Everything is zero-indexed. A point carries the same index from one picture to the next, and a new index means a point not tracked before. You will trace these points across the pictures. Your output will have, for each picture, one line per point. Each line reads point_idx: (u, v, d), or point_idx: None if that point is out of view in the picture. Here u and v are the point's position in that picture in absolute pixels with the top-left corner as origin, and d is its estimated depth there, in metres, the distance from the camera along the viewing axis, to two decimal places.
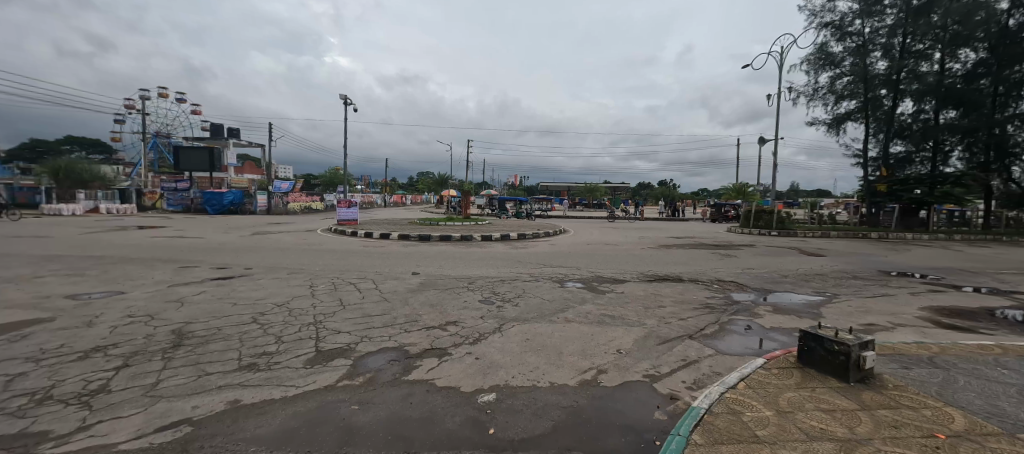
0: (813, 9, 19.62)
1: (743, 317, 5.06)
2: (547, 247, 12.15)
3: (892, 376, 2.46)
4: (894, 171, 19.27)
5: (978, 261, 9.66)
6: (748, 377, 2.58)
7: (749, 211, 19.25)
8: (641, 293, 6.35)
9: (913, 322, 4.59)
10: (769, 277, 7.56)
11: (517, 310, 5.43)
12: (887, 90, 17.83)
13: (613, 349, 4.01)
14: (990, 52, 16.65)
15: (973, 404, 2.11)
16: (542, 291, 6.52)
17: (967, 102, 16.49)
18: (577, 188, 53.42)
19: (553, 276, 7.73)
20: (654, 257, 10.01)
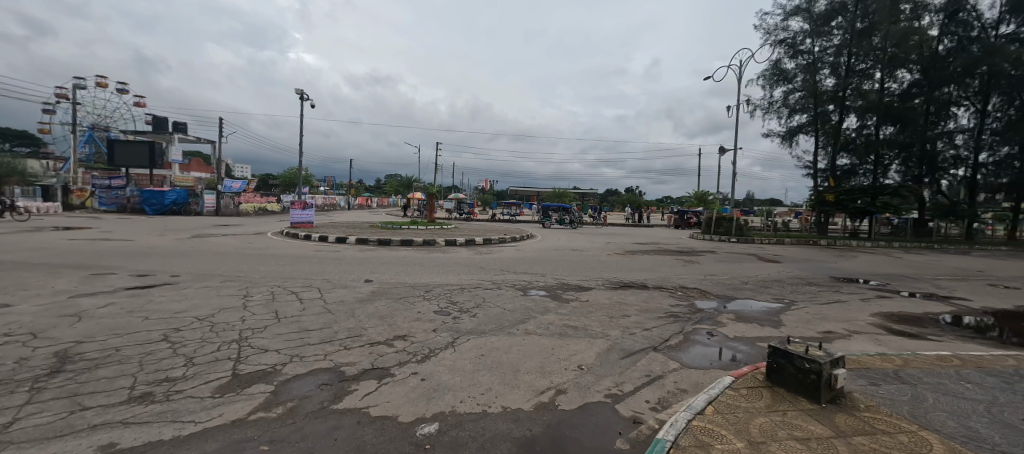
0: (768, 26, 20.73)
1: (706, 326, 4.94)
2: (513, 252, 11.82)
3: (862, 395, 2.29)
4: (841, 182, 20.55)
5: (914, 267, 10.33)
6: (715, 400, 2.35)
7: (710, 218, 19.94)
8: (604, 301, 6.15)
9: (868, 329, 4.64)
10: (730, 283, 7.62)
11: (474, 321, 5.05)
12: (834, 106, 19.08)
13: (574, 365, 3.72)
14: (922, 74, 18.27)
15: (949, 426, 1.93)
16: (503, 300, 6.16)
17: (904, 119, 17.92)
18: (546, 193, 53.67)
19: (516, 283, 7.39)
20: (619, 263, 9.93)
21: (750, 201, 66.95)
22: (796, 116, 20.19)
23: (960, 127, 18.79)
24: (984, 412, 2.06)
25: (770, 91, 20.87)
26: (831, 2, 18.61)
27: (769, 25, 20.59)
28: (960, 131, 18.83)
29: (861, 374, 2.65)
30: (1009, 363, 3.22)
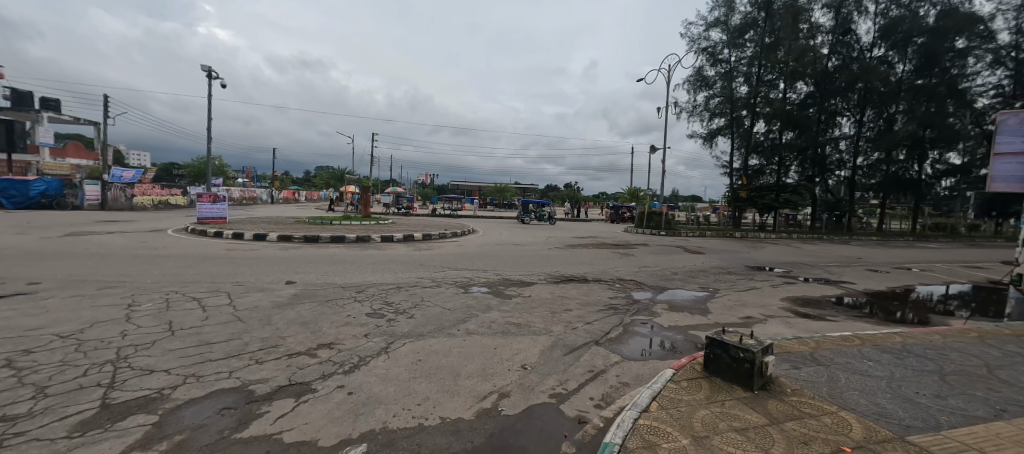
0: (692, 35, 22.49)
1: (643, 317, 5.13)
2: (454, 248, 11.44)
3: (788, 380, 2.47)
4: (752, 180, 23.05)
5: (807, 256, 11.92)
6: (659, 396, 2.42)
7: (642, 213, 21.28)
8: (547, 296, 6.13)
9: (779, 313, 5.16)
10: (662, 274, 8.09)
11: (411, 323, 4.68)
12: (746, 112, 21.30)
13: (517, 365, 3.58)
14: (815, 87, 21.05)
15: (860, 405, 2.11)
16: (442, 299, 5.84)
17: (801, 126, 20.54)
18: (489, 188, 53.45)
19: (458, 280, 7.10)
20: (560, 257, 10.07)
21: (675, 197, 73.03)
22: (716, 120, 22.22)
23: (843, 135, 22.00)
24: (882, 389, 2.33)
25: (693, 96, 22.74)
26: (744, 17, 20.65)
27: (693, 34, 22.32)
28: (843, 138, 22.05)
29: (786, 361, 2.86)
30: (890, 340, 3.74)
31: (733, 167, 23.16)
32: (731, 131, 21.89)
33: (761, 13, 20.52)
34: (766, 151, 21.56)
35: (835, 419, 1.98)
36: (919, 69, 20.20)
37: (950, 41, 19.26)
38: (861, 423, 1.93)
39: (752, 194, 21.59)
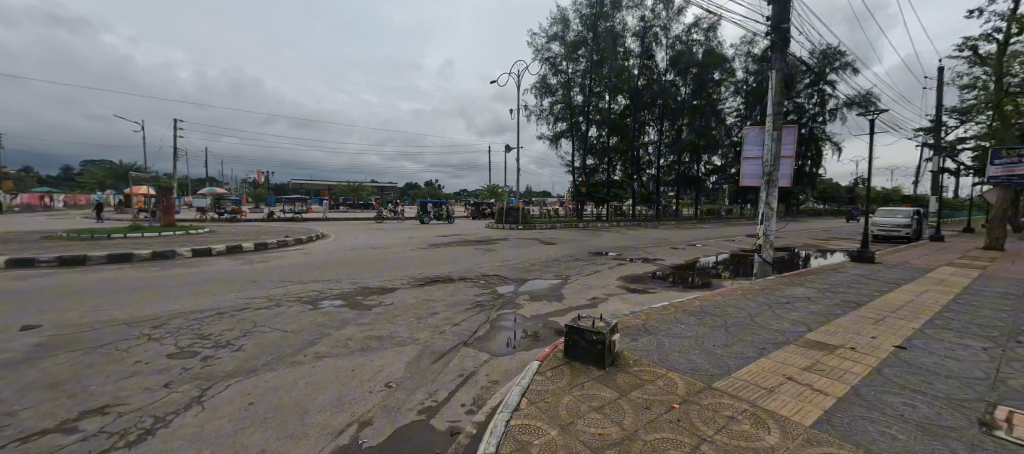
0: (537, 45, 24.74)
1: (508, 310, 5.31)
2: (297, 257, 9.72)
3: (630, 353, 3.26)
4: (589, 177, 26.84)
5: (629, 240, 14.61)
6: (528, 391, 2.64)
7: (502, 209, 22.42)
8: (411, 301, 5.74)
9: (616, 291, 6.10)
10: (522, 266, 8.63)
11: (237, 358, 3.66)
12: (582, 118, 24.62)
13: (380, 385, 3.17)
14: (630, 101, 25.73)
15: (677, 365, 3.04)
16: (282, 321, 4.80)
17: (621, 133, 24.87)
18: (340, 186, 47.98)
19: (302, 296, 5.99)
20: (424, 258, 9.66)
21: (529, 192, 80.03)
22: (559, 124, 25.08)
23: (650, 141, 27.67)
24: (682, 352, 3.30)
25: (540, 101, 25.12)
26: (577, 35, 23.76)
27: (537, 44, 24.58)
28: (650, 143, 27.72)
29: (629, 344, 3.48)
30: (689, 306, 4.88)
31: (574, 166, 26.51)
32: (572, 134, 25.08)
33: (590, 33, 23.94)
34: (598, 152, 25.46)
35: (668, 383, 2.73)
36: (693, 92, 26.82)
37: (710, 74, 26.13)
38: (683, 384, 2.72)
39: (590, 190, 25.14)
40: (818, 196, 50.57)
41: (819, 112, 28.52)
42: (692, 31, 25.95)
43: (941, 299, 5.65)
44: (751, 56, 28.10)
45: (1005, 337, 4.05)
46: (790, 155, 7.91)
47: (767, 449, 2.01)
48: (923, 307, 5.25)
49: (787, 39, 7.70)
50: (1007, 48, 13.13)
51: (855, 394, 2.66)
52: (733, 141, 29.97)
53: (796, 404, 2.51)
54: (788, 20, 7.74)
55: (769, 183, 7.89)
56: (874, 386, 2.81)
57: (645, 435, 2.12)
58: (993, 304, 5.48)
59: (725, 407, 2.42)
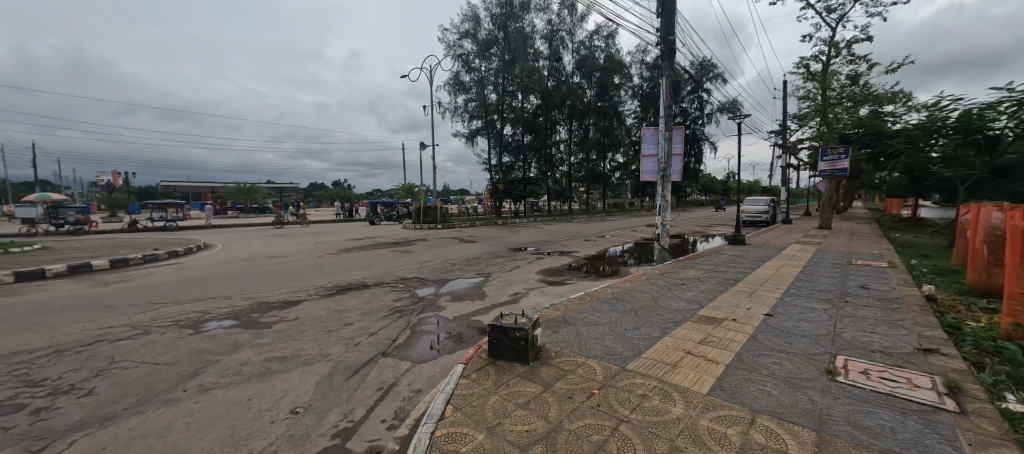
0: (448, 41, 24.33)
1: (430, 313, 5.11)
2: (170, 274, 8.08)
3: (553, 345, 3.36)
4: (506, 175, 27.35)
5: (547, 234, 15.22)
6: (453, 396, 2.54)
7: (419, 209, 21.58)
8: (320, 313, 5.17)
9: (537, 285, 6.29)
10: (443, 267, 8.40)
11: (82, 405, 2.86)
12: (496, 116, 24.93)
13: (284, 412, 2.76)
14: (542, 101, 26.80)
15: (595, 352, 3.22)
16: (149, 351, 3.92)
17: (534, 131, 25.77)
18: (226, 188, 41.41)
19: (176, 319, 4.97)
20: (334, 264, 8.80)
21: (448, 191, 78.71)
22: (475, 121, 25.07)
23: (562, 139, 29.21)
24: (600, 340, 3.50)
25: (454, 98, 24.81)
26: (488, 34, 23.95)
27: (449, 40, 24.16)
28: (561, 141, 29.27)
29: (551, 336, 3.60)
30: (603, 294, 5.23)
31: (491, 164, 26.76)
32: (488, 132, 25.25)
33: (501, 33, 24.30)
34: (514, 150, 26.08)
35: (588, 370, 2.88)
36: (597, 95, 28.98)
37: (611, 78, 28.48)
38: (601, 369, 2.90)
39: (507, 187, 25.62)
40: (699, 189, 58.79)
41: (699, 116, 32.96)
42: (594, 38, 27.95)
43: (790, 272, 6.97)
44: (645, 63, 31.28)
45: (833, 298, 5.15)
46: (679, 153, 9.01)
47: (674, 421, 2.22)
48: (778, 279, 6.42)
49: (673, 50, 8.71)
50: (824, 70, 16.72)
51: (737, 359, 3.12)
52: (632, 140, 33.18)
53: (695, 375, 2.84)
54: (674, 33, 8.76)
55: (664, 178, 8.89)
56: (750, 351, 3.33)
57: (569, 425, 2.19)
58: (823, 273, 6.94)
59: (638, 386, 2.63)
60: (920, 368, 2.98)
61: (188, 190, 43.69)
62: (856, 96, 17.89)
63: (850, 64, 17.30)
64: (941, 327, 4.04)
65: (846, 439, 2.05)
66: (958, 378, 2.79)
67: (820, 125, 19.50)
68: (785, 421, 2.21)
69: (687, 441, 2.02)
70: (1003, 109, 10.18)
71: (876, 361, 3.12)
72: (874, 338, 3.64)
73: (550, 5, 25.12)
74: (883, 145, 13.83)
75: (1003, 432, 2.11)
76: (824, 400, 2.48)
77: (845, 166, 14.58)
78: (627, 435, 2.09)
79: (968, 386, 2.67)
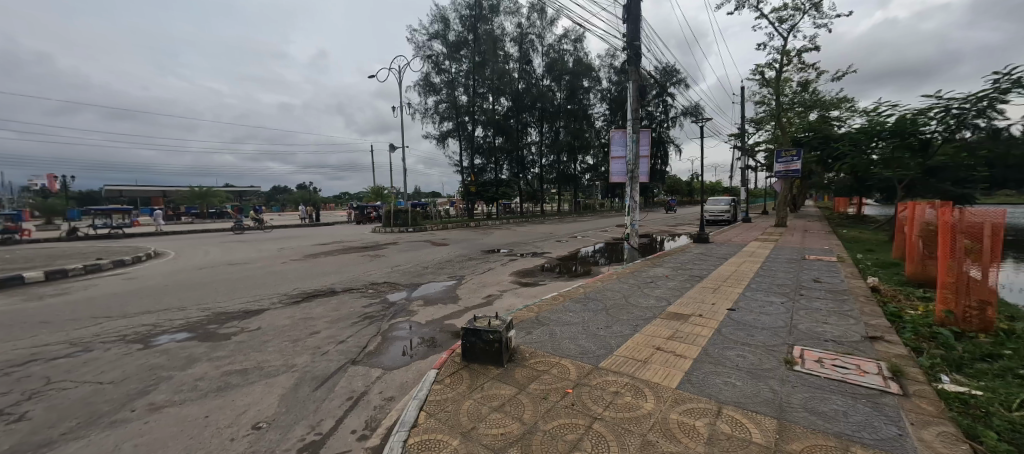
0: (417, 42, 23.96)
1: (402, 318, 4.99)
2: (115, 285, 7.44)
3: (526, 347, 3.37)
4: (478, 176, 27.17)
5: (520, 236, 15.27)
6: (426, 402, 2.49)
7: (389, 212, 21.06)
8: (285, 322, 4.93)
9: (510, 287, 6.29)
10: (415, 270, 8.25)
11: (11, 432, 2.57)
12: (467, 118, 24.80)
13: (245, 428, 2.60)
14: (512, 103, 26.72)
15: (568, 352, 3.25)
16: (91, 370, 3.58)
17: (505, 133, 25.82)
18: (179, 192, 38.77)
19: (123, 334, 4.59)
20: (299, 271, 8.42)
21: (419, 193, 77.34)
22: (445, 123, 24.82)
23: (533, 141, 29.47)
24: (573, 340, 3.53)
25: (424, 99, 24.47)
26: (458, 36, 23.81)
27: (417, 41, 23.79)
28: (533, 143, 29.52)
29: (524, 338, 3.60)
30: (576, 294, 5.30)
31: (463, 166, 26.51)
32: (459, 134, 25.04)
33: (470, 34, 24.21)
34: (485, 152, 26.02)
35: (562, 370, 2.90)
36: (567, 97, 29.46)
37: (580, 81, 29.04)
38: (574, 369, 2.93)
39: (479, 189, 25.45)
40: (665, 190, 60.88)
41: (664, 119, 34.15)
42: (563, 41, 28.40)
43: (750, 268, 7.37)
44: (612, 67, 32.11)
45: (789, 292, 5.49)
46: (646, 155, 9.32)
47: (646, 416, 2.27)
48: (740, 275, 6.75)
49: (639, 55, 8.99)
50: (778, 77, 17.80)
51: (704, 353, 3.24)
52: (601, 142, 33.96)
53: (664, 370, 2.92)
54: (640, 39, 9.05)
55: (633, 179, 9.14)
56: (715, 344, 3.48)
57: (544, 426, 2.19)
58: (780, 268, 7.38)
59: (611, 384, 2.68)
60: (868, 355, 3.21)
61: (135, 194, 40.56)
62: (806, 102, 19.17)
63: (800, 72, 18.51)
64: (885, 316, 4.39)
65: (804, 425, 2.17)
66: (900, 363, 3.03)
67: (775, 128, 20.73)
68: (750, 411, 2.31)
69: (659, 436, 2.07)
70: (932, 114, 11.23)
71: (829, 350, 3.33)
72: (826, 328, 3.90)
73: (519, 9, 25.31)
74: (831, 148, 14.87)
75: (939, 411, 2.30)
76: (784, 388, 2.62)
77: (798, 167, 15.54)
78: (601, 433, 2.11)
79: (910, 370, 2.90)
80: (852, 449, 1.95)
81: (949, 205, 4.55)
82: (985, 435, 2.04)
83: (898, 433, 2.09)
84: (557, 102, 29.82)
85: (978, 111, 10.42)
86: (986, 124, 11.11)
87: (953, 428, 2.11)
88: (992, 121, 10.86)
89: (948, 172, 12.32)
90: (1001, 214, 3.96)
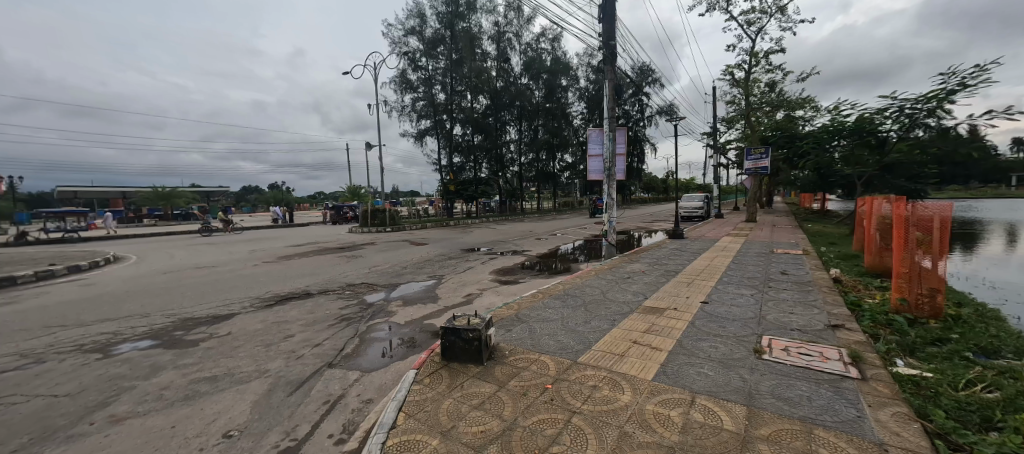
0: (393, 37, 23.49)
1: (380, 319, 4.90)
2: (68, 292, 6.97)
3: (505, 345, 3.36)
4: (457, 175, 26.94)
5: (500, 234, 15.23)
6: (404, 402, 2.46)
7: (366, 211, 20.54)
8: (258, 326, 4.77)
9: (490, 285, 6.29)
10: (392, 270, 8.13)
11: None
12: (445, 116, 24.61)
13: (215, 437, 2.49)
14: (490, 101, 26.57)
15: (547, 348, 3.28)
16: (44, 382, 3.35)
17: (483, 131, 25.69)
18: (139, 194, 36.57)
19: (83, 343, 4.32)
20: (272, 273, 8.14)
21: (397, 193, 75.73)
22: (423, 121, 24.53)
23: (511, 139, 29.50)
24: (554, 337, 3.53)
25: (401, 96, 24.12)
26: (435, 32, 23.52)
27: (393, 36, 23.32)
28: (511, 141, 29.52)
29: (504, 335, 3.60)
30: (555, 291, 5.34)
31: (442, 164, 26.25)
32: (436, 132, 24.75)
33: (447, 31, 23.91)
34: (464, 150, 25.89)
35: (542, 366, 2.92)
36: (545, 96, 29.58)
37: (557, 80, 29.27)
38: (554, 365, 2.96)
39: (459, 187, 25.22)
40: (641, 187, 61.98)
41: (641, 118, 34.78)
42: (540, 40, 28.50)
43: (722, 262, 7.62)
44: (590, 66, 32.49)
45: (759, 284, 5.72)
46: (623, 153, 9.47)
47: (623, 407, 2.32)
48: (712, 269, 6.97)
49: (615, 54, 9.13)
50: (747, 78, 18.48)
51: (678, 345, 3.33)
52: (579, 140, 34.36)
53: (641, 363, 2.98)
54: (615, 38, 9.18)
55: (610, 177, 9.29)
56: (689, 336, 3.59)
57: (524, 421, 2.20)
58: (750, 262, 7.67)
59: (589, 378, 2.71)
60: (830, 342, 3.37)
61: (90, 196, 37.92)
62: (773, 101, 19.94)
63: (768, 73, 19.35)
64: (846, 305, 4.63)
65: (772, 410, 2.26)
66: (859, 349, 3.20)
67: (745, 127, 21.46)
68: (721, 399, 2.39)
69: (635, 426, 2.11)
70: (888, 114, 11.97)
71: (795, 339, 3.48)
72: (793, 318, 4.08)
73: (497, 7, 25.21)
74: (796, 146, 15.55)
75: (895, 393, 2.45)
76: (752, 376, 2.73)
77: (766, 164, 16.17)
78: (580, 426, 2.14)
79: (868, 355, 3.07)
80: (816, 431, 2.05)
81: (905, 198, 4.81)
82: (934, 414, 2.18)
83: (857, 414, 2.21)
84: (536, 100, 29.93)
85: (928, 110, 11.13)
86: (936, 124, 11.87)
87: (906, 408, 2.25)
88: (942, 121, 11.61)
89: (903, 169, 13.07)
90: (948, 207, 4.22)
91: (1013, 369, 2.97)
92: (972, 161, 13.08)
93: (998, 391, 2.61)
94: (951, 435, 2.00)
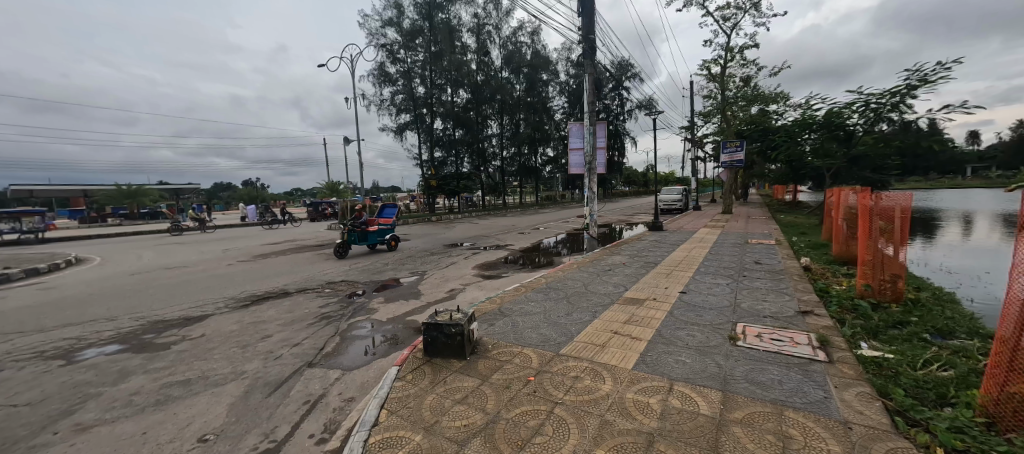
0: (369, 28, 22.86)
1: (361, 317, 4.81)
2: (26, 297, 6.53)
3: (489, 339, 3.38)
4: (439, 170, 26.72)
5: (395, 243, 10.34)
6: (387, 400, 2.43)
7: (346, 207, 20.05)
8: (233, 328, 4.62)
9: (473, 280, 6.27)
10: (374, 267, 8.01)
11: None
12: (426, 110, 24.26)
13: (190, 442, 2.41)
14: (470, 95, 26.29)
15: (529, 341, 3.29)
16: (2, 392, 3.15)
17: (464, 124, 25.49)
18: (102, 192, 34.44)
19: (47, 349, 4.08)
20: (247, 273, 7.85)
21: (378, 189, 73.99)
22: (403, 115, 24.17)
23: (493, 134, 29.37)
24: (538, 331, 3.55)
25: (380, 90, 23.65)
26: (413, 23, 22.95)
27: (370, 27, 22.68)
28: (493, 135, 29.35)
29: (487, 329, 3.61)
30: (537, 284, 5.37)
31: (423, 159, 25.93)
32: (417, 126, 24.36)
33: (425, 23, 23.38)
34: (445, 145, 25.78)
35: (524, 359, 2.94)
36: (526, 90, 29.52)
37: (537, 74, 29.33)
38: (537, 357, 2.98)
39: (441, 183, 24.89)
40: (622, 181, 62.99)
41: (621, 112, 35.22)
42: (519, 34, 28.33)
43: (700, 253, 7.81)
44: (569, 61, 32.55)
45: (734, 274, 5.90)
46: (603, 146, 9.53)
47: (603, 397, 2.36)
48: (690, 260, 7.13)
49: (594, 48, 9.14)
50: (723, 73, 18.91)
51: (658, 335, 3.41)
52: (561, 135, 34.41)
53: (620, 353, 3.03)
54: (594, 32, 9.18)
55: (590, 171, 9.33)
56: (668, 325, 3.68)
57: (507, 414, 2.21)
58: (726, 253, 7.88)
59: (571, 369, 2.75)
60: (800, 327, 3.52)
61: (46, 197, 35.25)
62: (748, 96, 20.46)
63: (742, 68, 19.92)
64: (815, 291, 4.84)
65: (746, 394, 2.35)
66: (827, 333, 3.36)
67: (721, 121, 21.98)
68: (697, 385, 2.47)
69: (615, 415, 2.16)
70: (855, 108, 12.45)
71: (768, 325, 3.61)
72: (766, 306, 4.24)
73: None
74: (769, 140, 16.09)
75: (858, 374, 2.59)
76: (728, 362, 2.82)
77: (741, 157, 16.61)
78: (562, 416, 2.17)
79: (835, 339, 3.22)
80: (786, 412, 2.14)
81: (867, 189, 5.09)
82: (894, 392, 2.31)
83: (824, 395, 2.32)
84: (517, 94, 29.77)
85: (891, 105, 11.66)
86: (898, 118, 12.42)
87: (870, 388, 2.38)
88: (904, 115, 12.16)
89: (868, 161, 13.72)
90: (909, 198, 4.54)
91: (965, 349, 3.18)
92: (931, 154, 13.80)
93: (951, 369, 2.78)
94: (909, 411, 2.11)
